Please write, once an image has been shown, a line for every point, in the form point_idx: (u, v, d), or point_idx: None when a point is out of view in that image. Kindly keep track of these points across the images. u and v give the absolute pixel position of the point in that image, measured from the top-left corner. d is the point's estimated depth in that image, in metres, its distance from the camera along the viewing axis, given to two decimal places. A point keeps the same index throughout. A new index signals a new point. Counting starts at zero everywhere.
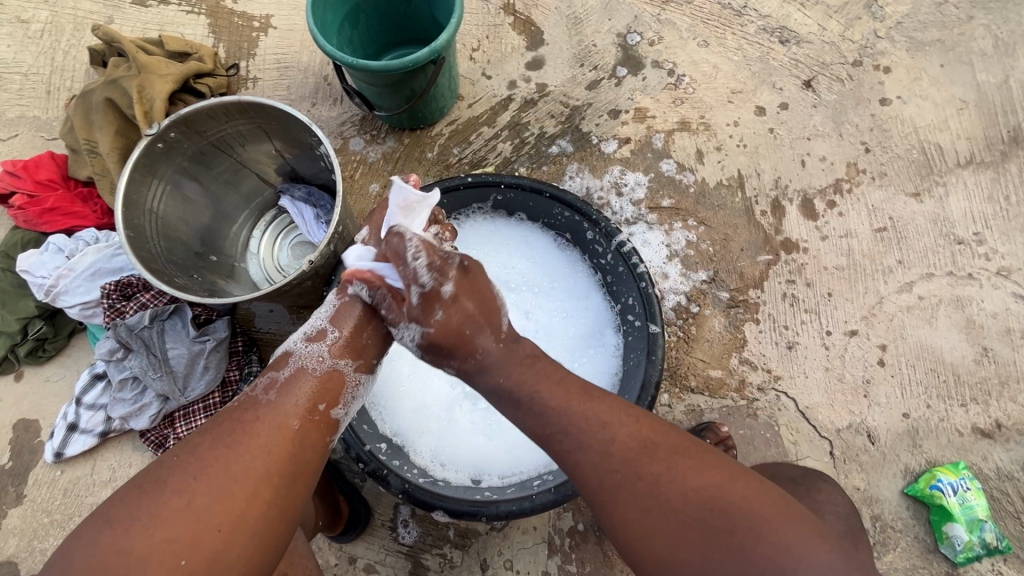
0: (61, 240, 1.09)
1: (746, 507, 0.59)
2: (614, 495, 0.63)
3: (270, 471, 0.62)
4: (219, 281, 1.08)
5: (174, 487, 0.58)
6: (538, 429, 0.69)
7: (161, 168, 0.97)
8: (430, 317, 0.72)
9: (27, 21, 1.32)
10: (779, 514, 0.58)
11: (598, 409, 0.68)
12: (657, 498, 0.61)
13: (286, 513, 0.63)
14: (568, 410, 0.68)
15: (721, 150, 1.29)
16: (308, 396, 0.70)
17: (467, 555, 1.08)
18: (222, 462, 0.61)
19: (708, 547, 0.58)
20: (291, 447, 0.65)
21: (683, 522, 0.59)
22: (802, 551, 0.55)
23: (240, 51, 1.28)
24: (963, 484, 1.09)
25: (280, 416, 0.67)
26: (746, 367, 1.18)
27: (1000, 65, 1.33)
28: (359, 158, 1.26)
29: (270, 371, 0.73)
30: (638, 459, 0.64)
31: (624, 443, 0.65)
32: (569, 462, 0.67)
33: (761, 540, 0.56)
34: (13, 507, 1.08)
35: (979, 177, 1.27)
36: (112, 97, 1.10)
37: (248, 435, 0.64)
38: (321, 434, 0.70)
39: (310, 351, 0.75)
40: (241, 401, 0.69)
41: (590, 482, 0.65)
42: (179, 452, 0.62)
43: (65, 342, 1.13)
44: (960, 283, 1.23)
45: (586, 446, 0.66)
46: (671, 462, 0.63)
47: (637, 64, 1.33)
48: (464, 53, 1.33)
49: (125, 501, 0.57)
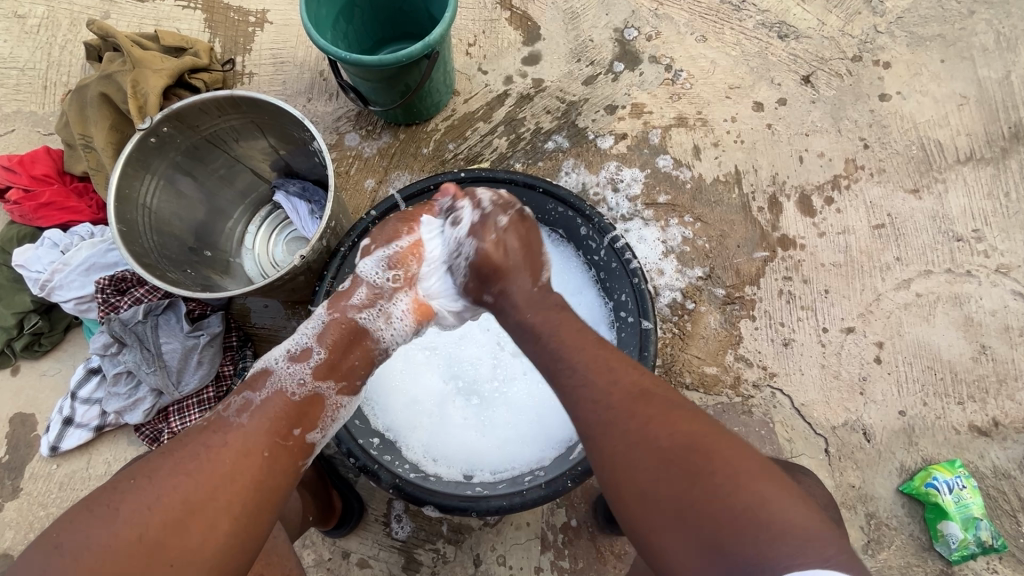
0: (56, 234, 1.09)
1: (730, 456, 0.58)
2: (606, 430, 0.63)
3: (228, 503, 0.61)
4: (214, 276, 1.08)
5: (125, 517, 0.58)
6: (549, 364, 0.70)
7: (154, 163, 0.97)
8: (486, 234, 0.82)
9: (24, 16, 1.32)
10: (764, 472, 0.57)
11: (608, 355, 0.69)
12: (645, 435, 0.61)
13: (246, 542, 0.62)
14: (578, 353, 0.69)
15: (718, 146, 1.28)
16: (281, 421, 0.69)
17: (460, 551, 1.09)
18: (179, 490, 0.60)
19: (687, 486, 0.57)
20: (254, 475, 0.64)
21: (667, 459, 0.59)
22: (780, 510, 0.54)
23: (236, 46, 1.28)
24: (959, 481, 1.09)
25: (246, 440, 0.66)
26: (742, 364, 1.18)
27: (1001, 60, 1.32)
28: (355, 154, 1.26)
29: (247, 391, 0.71)
30: (634, 402, 0.63)
31: (625, 387, 0.65)
32: (570, 396, 0.67)
33: (739, 488, 0.56)
34: (9, 500, 1.08)
35: (979, 173, 1.26)
36: (106, 92, 1.10)
37: (210, 461, 0.62)
38: (293, 460, 0.69)
39: (291, 373, 0.73)
40: (212, 419, 0.68)
41: (582, 414, 0.65)
42: (139, 472, 0.61)
43: (61, 337, 1.14)
44: (959, 280, 1.22)
45: (590, 383, 0.66)
46: (664, 410, 0.63)
47: (634, 59, 1.32)
48: (460, 48, 1.33)
49: (79, 523, 0.58)
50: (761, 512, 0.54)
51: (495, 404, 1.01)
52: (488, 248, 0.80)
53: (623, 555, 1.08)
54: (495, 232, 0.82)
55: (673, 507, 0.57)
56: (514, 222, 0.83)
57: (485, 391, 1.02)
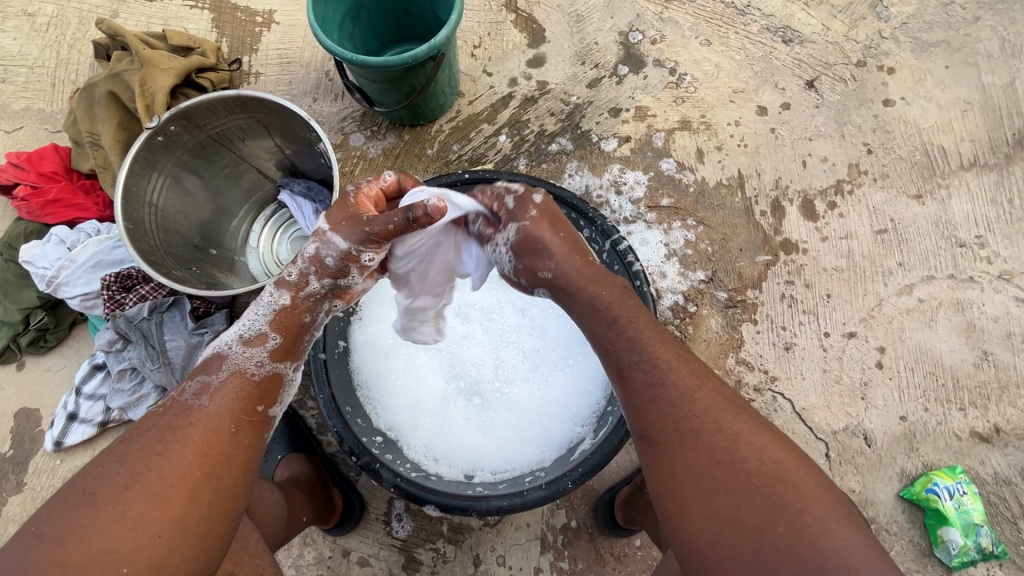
0: (63, 231, 1.10)
1: (810, 500, 0.57)
2: (686, 435, 0.63)
3: (208, 474, 0.61)
4: (219, 274, 1.09)
5: (105, 498, 0.57)
6: (625, 356, 0.69)
7: (161, 161, 0.98)
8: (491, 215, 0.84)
9: (34, 14, 1.33)
10: (844, 520, 0.56)
11: (683, 360, 0.68)
12: (733, 455, 0.60)
13: (228, 511, 0.62)
14: (654, 353, 0.68)
15: (722, 150, 1.29)
16: (244, 399, 0.68)
17: (460, 550, 1.09)
18: (154, 468, 0.59)
19: (767, 523, 0.56)
20: (227, 449, 0.64)
21: (750, 487, 0.58)
22: (864, 564, 0.53)
23: (243, 46, 1.29)
24: (960, 488, 1.09)
25: (212, 419, 0.65)
26: (743, 368, 1.18)
27: (1006, 66, 1.32)
28: (359, 154, 1.26)
29: (201, 374, 0.69)
30: (718, 410, 0.64)
31: (710, 392, 0.65)
32: (645, 397, 0.66)
33: (821, 534, 0.55)
34: (12, 495, 1.09)
35: (983, 179, 1.27)
36: (114, 91, 1.10)
37: (180, 441, 0.62)
38: (260, 438, 0.68)
39: (249, 357, 0.72)
40: (167, 406, 0.66)
41: (656, 419, 0.65)
42: (103, 462, 0.60)
43: (66, 332, 1.15)
44: (961, 286, 1.22)
45: (673, 386, 0.65)
46: (751, 429, 0.63)
47: (638, 62, 1.33)
48: (465, 49, 1.33)
49: (57, 514, 0.56)
50: (845, 562, 0.53)
51: (497, 405, 1.01)
52: (532, 227, 0.80)
53: (622, 557, 1.08)
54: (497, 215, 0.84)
55: (749, 540, 0.56)
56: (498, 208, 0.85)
57: (486, 392, 1.02)
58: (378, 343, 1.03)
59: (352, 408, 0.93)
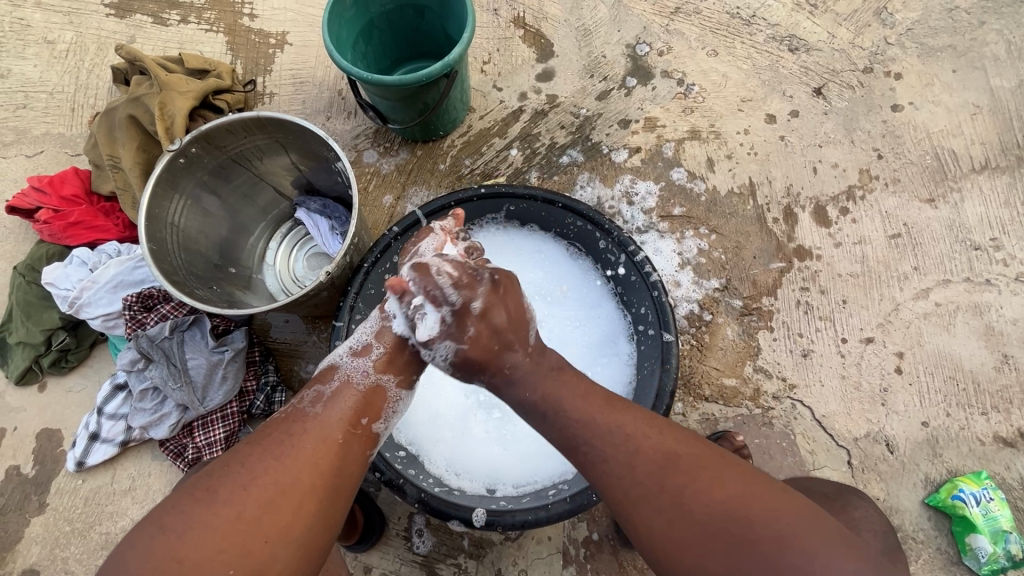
0: (84, 253, 1.12)
1: (766, 523, 0.60)
2: (638, 505, 0.65)
3: (315, 484, 0.63)
4: (238, 292, 1.10)
5: (223, 498, 0.60)
6: (560, 438, 0.71)
7: (182, 183, 1.00)
8: (496, 267, 0.79)
9: (53, 41, 1.36)
10: (801, 526, 0.59)
11: (621, 421, 0.69)
12: (684, 508, 0.62)
13: (328, 526, 0.64)
14: (589, 424, 0.69)
15: (732, 158, 1.29)
16: (351, 411, 0.71)
17: (481, 565, 1.08)
18: (270, 472, 0.62)
19: (734, 558, 0.59)
20: (334, 460, 0.66)
21: (709, 530, 0.61)
22: (824, 570, 0.57)
23: (257, 67, 1.31)
24: (986, 494, 1.07)
25: (324, 429, 0.68)
26: (761, 376, 1.17)
27: (1013, 69, 1.33)
28: (373, 170, 1.28)
29: (316, 384, 0.73)
30: (660, 471, 0.65)
31: (648, 456, 0.66)
32: (592, 472, 0.68)
33: (782, 555, 0.58)
34: (35, 516, 1.09)
35: (995, 182, 1.27)
36: (134, 114, 1.13)
37: (295, 447, 0.65)
38: (367, 450, 0.71)
39: (356, 365, 0.75)
40: (288, 411, 0.70)
41: (612, 491, 0.67)
42: (228, 461, 0.64)
43: (87, 352, 1.16)
44: (978, 289, 1.21)
45: (611, 459, 0.67)
46: (694, 475, 0.64)
47: (646, 74, 1.34)
48: (475, 66, 1.35)
49: (179, 508, 0.60)
50: (810, 573, 0.56)
51: (518, 416, 1.01)
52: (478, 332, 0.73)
53: (646, 569, 1.07)
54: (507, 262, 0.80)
55: None
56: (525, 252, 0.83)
57: (506, 404, 1.02)
58: None
59: None
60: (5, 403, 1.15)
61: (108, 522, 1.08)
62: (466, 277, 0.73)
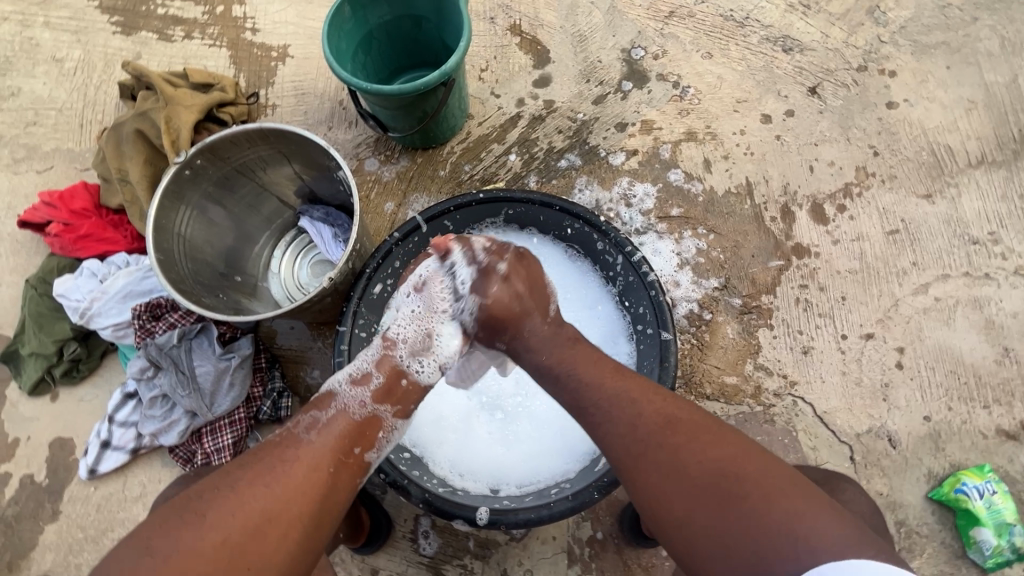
0: (94, 264, 1.14)
1: (756, 485, 0.59)
2: (637, 461, 0.66)
3: (302, 513, 0.64)
4: (243, 300, 1.12)
5: (211, 522, 0.60)
6: (573, 399, 0.76)
7: (188, 194, 1.02)
8: (488, 287, 0.84)
9: (61, 59, 1.39)
10: (795, 492, 0.58)
11: (628, 387, 0.73)
12: (675, 465, 0.63)
13: (311, 554, 0.64)
14: (599, 387, 0.74)
15: (728, 159, 1.31)
16: (346, 439, 0.73)
17: (487, 566, 1.09)
18: (259, 499, 0.62)
19: (722, 516, 0.58)
20: (323, 489, 0.67)
21: (698, 487, 0.61)
22: (809, 530, 0.55)
23: (259, 80, 1.34)
24: (989, 487, 1.08)
25: (316, 457, 0.68)
26: (762, 373, 1.18)
27: (1007, 64, 1.34)
28: (375, 178, 1.30)
29: (313, 409, 0.75)
30: (659, 431, 0.67)
31: (651, 417, 0.69)
32: (597, 431, 0.71)
33: (769, 512, 0.57)
34: (49, 523, 1.12)
35: (992, 176, 1.27)
36: (141, 129, 1.15)
37: (285, 475, 0.65)
38: (356, 479, 0.72)
39: (354, 395, 0.78)
40: (282, 435, 0.71)
41: (614, 450, 0.69)
42: (219, 484, 0.64)
43: (97, 362, 1.18)
44: (977, 283, 1.22)
45: (616, 417, 0.70)
46: (692, 435, 0.65)
47: (642, 77, 1.36)
48: (473, 73, 1.37)
49: (167, 529, 0.60)
50: (795, 533, 0.55)
51: (520, 417, 1.03)
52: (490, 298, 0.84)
53: (651, 567, 1.08)
54: (499, 282, 0.85)
55: (709, 538, 0.59)
56: (514, 265, 0.87)
57: (508, 406, 1.03)
58: None
59: None
60: (19, 413, 1.18)
61: (120, 528, 1.11)
62: (496, 247, 0.88)
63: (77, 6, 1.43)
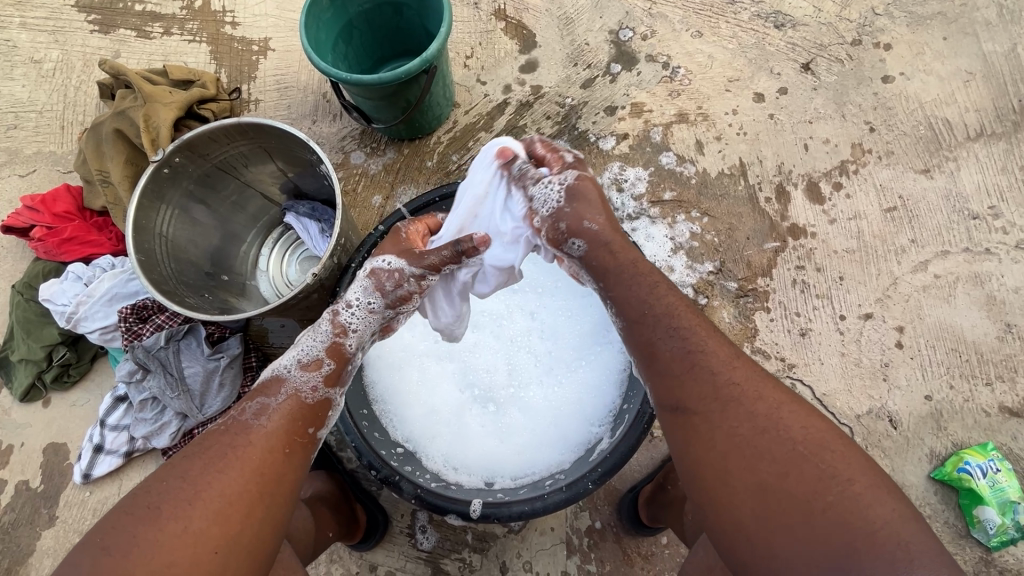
0: (79, 268, 1.13)
1: (851, 470, 0.60)
2: (726, 406, 0.65)
3: (261, 492, 0.64)
4: (231, 299, 1.11)
5: (170, 513, 0.60)
6: (651, 332, 0.73)
7: (168, 193, 1.00)
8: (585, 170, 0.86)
9: (40, 61, 1.37)
10: (891, 493, 0.59)
11: (719, 341, 0.71)
12: (773, 426, 0.63)
13: (276, 531, 0.65)
14: (695, 328, 0.71)
15: (721, 139, 1.28)
16: (299, 420, 0.72)
17: (486, 559, 1.09)
18: (216, 485, 0.62)
19: (815, 494, 0.58)
20: (281, 468, 0.67)
21: (795, 455, 0.61)
22: (907, 534, 0.55)
23: (241, 75, 1.32)
24: (993, 465, 1.06)
25: (271, 438, 0.68)
26: (760, 357, 1.16)
27: (1006, 33, 1.30)
28: (361, 171, 1.28)
29: (261, 395, 0.72)
30: (755, 386, 0.66)
31: (747, 370, 0.68)
32: (680, 367, 0.69)
33: (867, 504, 0.57)
34: (45, 529, 1.11)
35: (991, 149, 1.24)
36: (121, 129, 1.13)
37: (241, 458, 0.65)
38: (311, 456, 0.72)
39: (306, 380, 0.75)
40: (229, 422, 0.69)
41: (693, 390, 0.67)
42: (167, 477, 0.63)
43: (88, 366, 1.18)
44: (978, 259, 1.19)
45: (712, 360, 0.68)
46: (789, 406, 0.65)
47: (631, 59, 1.33)
48: (458, 60, 1.34)
49: (121, 527, 0.59)
50: (897, 534, 0.55)
51: (513, 409, 1.02)
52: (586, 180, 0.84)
53: (650, 556, 1.07)
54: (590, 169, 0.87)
55: (794, 509, 0.58)
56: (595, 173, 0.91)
57: (500, 398, 1.03)
58: (389, 355, 1.05)
59: (369, 423, 0.94)
60: (12, 420, 1.17)
61: None
62: None
63: (53, 6, 1.40)
